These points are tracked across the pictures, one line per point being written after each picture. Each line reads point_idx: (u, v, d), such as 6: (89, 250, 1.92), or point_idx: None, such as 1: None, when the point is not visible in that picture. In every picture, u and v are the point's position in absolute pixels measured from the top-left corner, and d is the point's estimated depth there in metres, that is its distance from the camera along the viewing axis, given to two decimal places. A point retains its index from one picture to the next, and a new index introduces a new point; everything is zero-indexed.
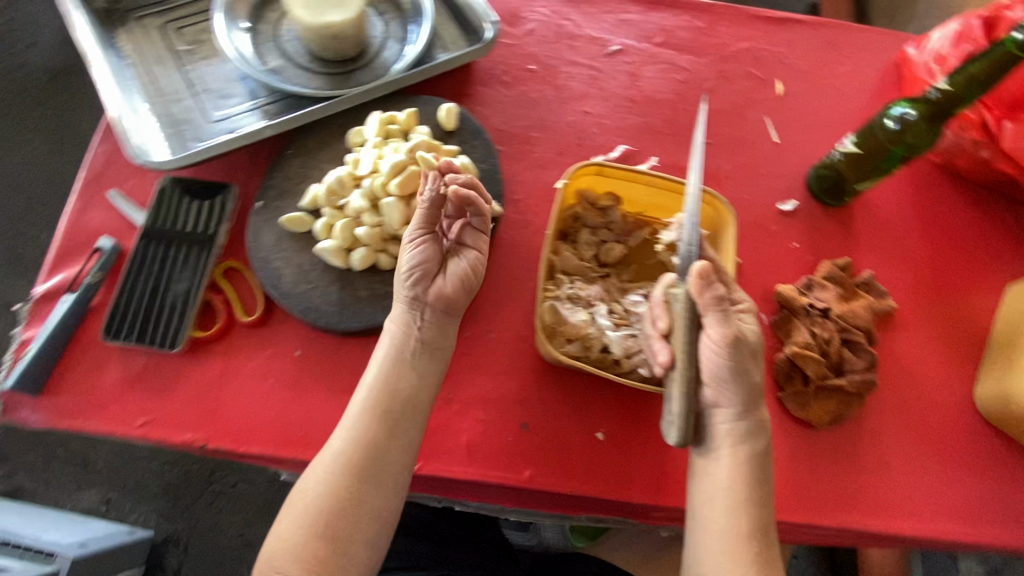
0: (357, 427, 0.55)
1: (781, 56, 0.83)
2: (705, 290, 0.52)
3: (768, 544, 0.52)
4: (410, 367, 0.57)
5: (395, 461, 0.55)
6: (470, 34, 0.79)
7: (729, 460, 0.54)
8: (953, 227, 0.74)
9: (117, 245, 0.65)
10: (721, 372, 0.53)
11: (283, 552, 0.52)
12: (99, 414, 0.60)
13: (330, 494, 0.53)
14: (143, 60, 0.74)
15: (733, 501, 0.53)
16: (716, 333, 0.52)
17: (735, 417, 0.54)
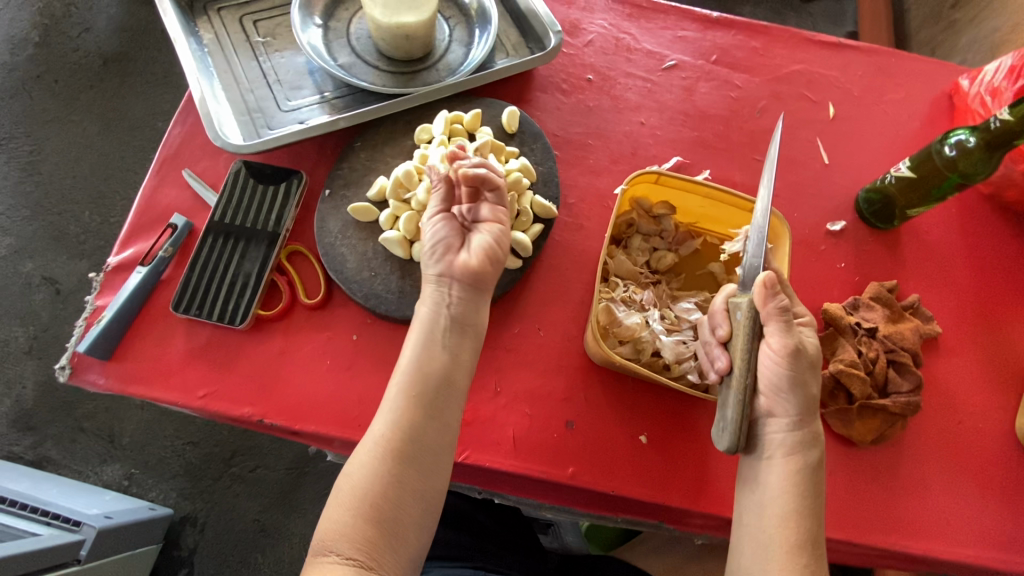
0: (394, 414, 0.54)
1: (833, 80, 0.84)
2: (773, 299, 0.52)
3: (818, 557, 0.52)
4: (447, 349, 0.56)
5: (434, 443, 0.54)
6: (532, 42, 0.81)
7: (782, 470, 0.54)
8: (1000, 257, 0.75)
9: (189, 223, 0.68)
10: (778, 381, 0.54)
11: (329, 537, 0.50)
12: (163, 384, 0.62)
13: (372, 480, 0.51)
14: (221, 50, 0.77)
15: (784, 511, 0.53)
16: (777, 343, 0.53)
17: (790, 428, 0.54)
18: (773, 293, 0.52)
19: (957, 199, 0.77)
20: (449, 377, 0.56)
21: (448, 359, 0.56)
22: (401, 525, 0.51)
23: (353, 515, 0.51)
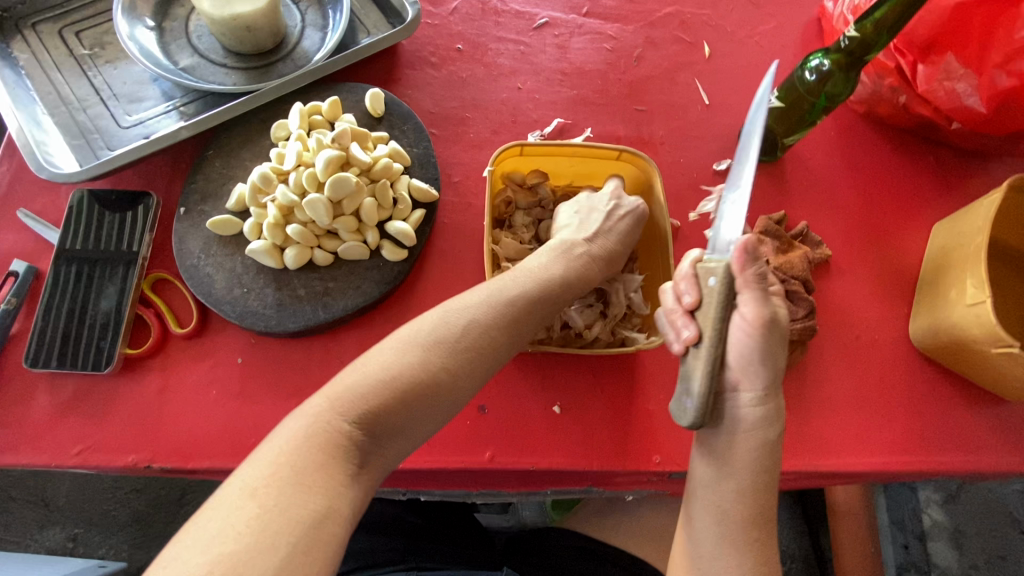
0: (443, 341, 0.46)
1: (706, 18, 0.84)
2: (751, 266, 0.49)
3: (768, 531, 0.51)
4: (511, 322, 0.50)
5: (463, 387, 0.46)
6: (392, 16, 0.76)
7: (746, 446, 0.51)
8: (881, 172, 0.77)
9: (32, 267, 0.61)
10: (749, 355, 0.49)
11: (325, 433, 0.39)
12: (30, 447, 0.56)
13: (399, 397, 0.42)
14: (41, 69, 0.69)
15: (743, 486, 0.50)
16: (750, 313, 0.49)
17: (755, 403, 0.50)
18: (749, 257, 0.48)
19: (834, 120, 0.79)
20: (519, 329, 0.50)
21: (528, 325, 0.51)
22: (387, 452, 0.43)
23: (338, 488, 0.38)
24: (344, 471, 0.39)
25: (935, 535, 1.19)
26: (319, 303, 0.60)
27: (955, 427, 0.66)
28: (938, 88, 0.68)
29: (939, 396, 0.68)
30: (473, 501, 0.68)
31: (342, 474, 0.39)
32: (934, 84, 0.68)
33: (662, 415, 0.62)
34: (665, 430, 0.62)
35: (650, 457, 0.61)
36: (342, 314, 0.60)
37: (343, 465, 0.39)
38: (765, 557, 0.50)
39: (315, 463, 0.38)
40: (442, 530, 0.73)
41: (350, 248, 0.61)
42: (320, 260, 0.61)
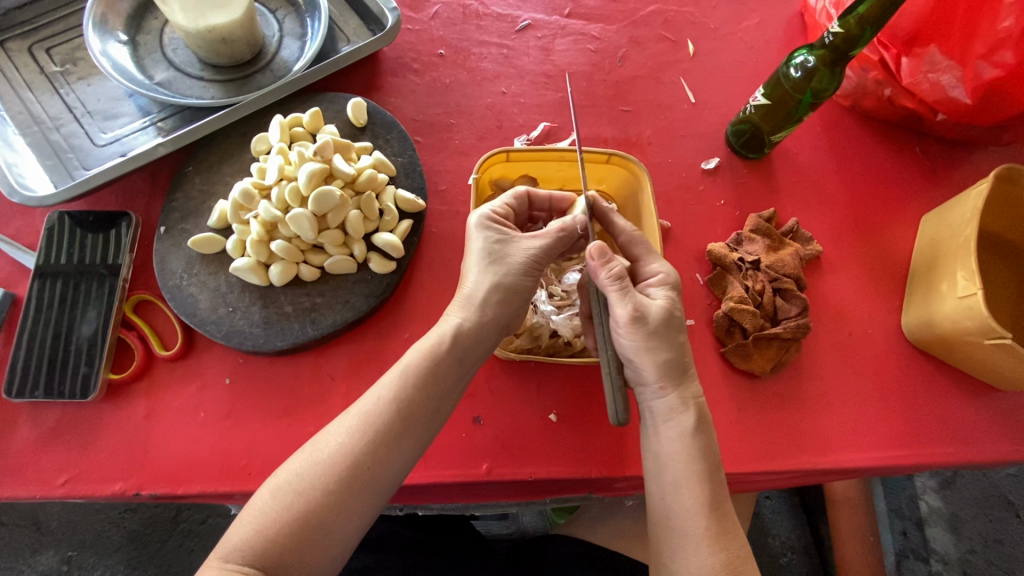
0: (363, 428, 0.48)
1: (689, 15, 0.83)
2: (603, 268, 0.52)
3: (722, 517, 0.49)
4: (442, 381, 0.52)
5: (397, 462, 0.49)
6: (372, 23, 0.75)
7: (668, 435, 0.52)
8: (868, 166, 0.77)
9: (8, 293, 0.59)
10: (632, 353, 0.52)
11: (241, 543, 0.44)
12: (11, 479, 0.54)
13: (308, 499, 0.45)
14: (11, 88, 0.67)
15: (679, 477, 0.50)
16: (620, 315, 0.51)
17: (661, 393, 0.53)
18: (601, 260, 0.52)
19: (820, 115, 0.79)
20: (438, 403, 0.51)
21: (452, 386, 0.52)
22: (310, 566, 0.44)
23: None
24: None
25: (932, 521, 1.21)
26: (307, 319, 0.59)
27: (950, 419, 0.66)
28: (923, 81, 0.68)
29: (933, 388, 0.68)
30: (471, 512, 0.67)
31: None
32: (919, 77, 0.68)
33: None
34: None
35: None
36: (332, 330, 0.59)
37: (251, 574, 0.42)
38: (723, 545, 0.48)
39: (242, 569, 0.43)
40: (442, 541, 0.72)
41: (337, 262, 0.60)
42: (306, 276, 0.60)
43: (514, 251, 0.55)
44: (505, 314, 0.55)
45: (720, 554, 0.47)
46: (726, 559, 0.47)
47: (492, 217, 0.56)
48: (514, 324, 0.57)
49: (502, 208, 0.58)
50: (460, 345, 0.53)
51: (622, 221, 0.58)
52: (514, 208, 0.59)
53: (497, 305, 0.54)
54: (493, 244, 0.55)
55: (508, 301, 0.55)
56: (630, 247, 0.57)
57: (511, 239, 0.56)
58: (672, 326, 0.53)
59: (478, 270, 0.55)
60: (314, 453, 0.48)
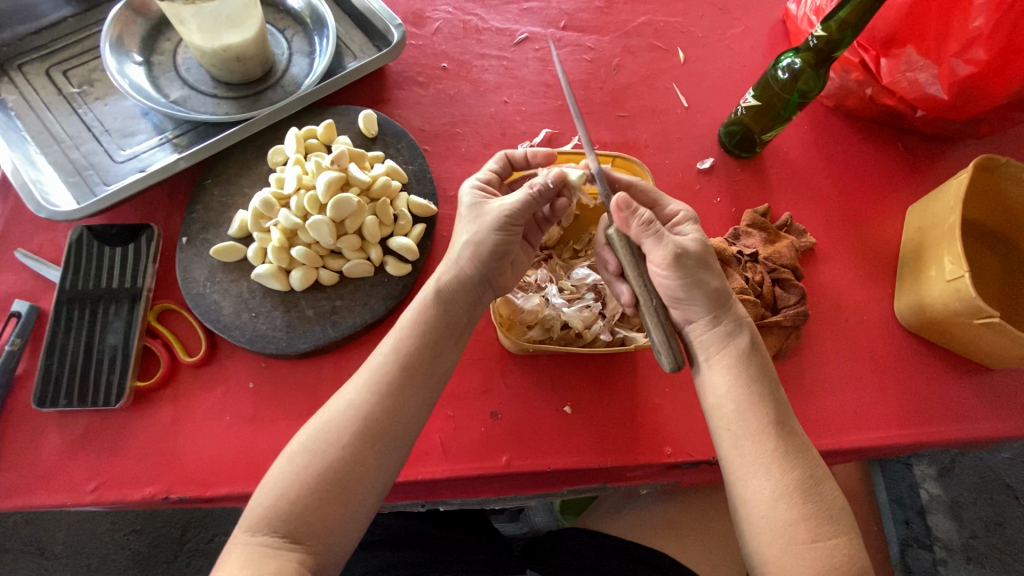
0: (368, 387, 0.51)
1: (678, 25, 0.87)
2: (631, 219, 0.54)
3: (786, 437, 0.51)
4: (439, 337, 0.54)
5: (405, 421, 0.51)
6: (377, 39, 0.78)
7: (721, 367, 0.55)
8: (854, 162, 0.81)
9: (34, 306, 0.61)
10: (677, 291, 0.55)
11: (262, 511, 0.45)
12: (42, 488, 0.55)
13: (325, 458, 0.47)
14: (30, 109, 0.69)
15: (737, 405, 0.53)
16: (659, 257, 0.53)
17: (709, 324, 0.56)
18: (627, 212, 0.54)
19: (806, 115, 0.83)
20: (435, 359, 0.53)
21: (447, 342, 0.54)
22: (332, 527, 0.46)
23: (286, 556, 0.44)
24: (280, 544, 0.44)
25: (934, 509, 1.23)
26: (328, 322, 0.61)
27: (946, 399, 0.69)
28: (902, 79, 0.73)
29: (928, 369, 0.71)
30: (490, 507, 0.69)
31: (273, 549, 0.44)
32: (898, 75, 0.73)
33: (669, 407, 0.64)
34: (672, 422, 0.64)
35: (661, 449, 0.63)
36: (352, 331, 0.61)
37: (277, 540, 0.44)
38: (790, 463, 0.50)
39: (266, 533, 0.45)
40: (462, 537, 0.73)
41: (355, 266, 0.62)
42: (326, 280, 0.62)
43: (491, 210, 0.57)
44: (482, 270, 0.56)
45: (791, 472, 0.50)
46: (797, 475, 0.50)
47: (476, 185, 0.60)
48: (498, 282, 0.58)
49: (487, 177, 0.61)
50: (451, 298, 0.55)
51: (625, 176, 0.62)
52: (500, 173, 0.63)
53: (473, 261, 0.56)
54: (471, 207, 0.58)
55: (484, 257, 0.56)
56: (644, 196, 0.61)
57: (487, 200, 0.58)
58: (708, 258, 0.55)
59: (460, 232, 0.58)
60: (326, 415, 0.50)
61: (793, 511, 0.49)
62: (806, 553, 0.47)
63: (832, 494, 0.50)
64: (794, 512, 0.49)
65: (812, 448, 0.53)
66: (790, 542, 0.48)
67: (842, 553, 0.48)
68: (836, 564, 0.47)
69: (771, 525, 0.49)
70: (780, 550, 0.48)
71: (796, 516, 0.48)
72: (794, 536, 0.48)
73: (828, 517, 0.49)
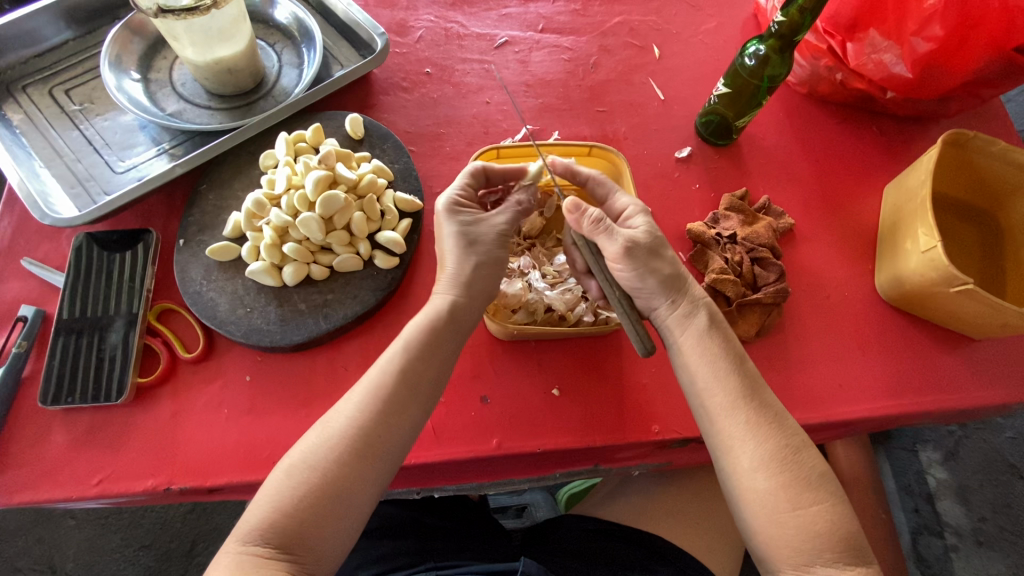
0: (364, 400, 0.52)
1: (652, 23, 0.91)
2: (582, 219, 0.56)
3: (757, 409, 0.52)
4: (434, 349, 0.55)
5: (400, 430, 0.52)
6: (363, 49, 0.82)
7: (688, 348, 0.56)
8: (830, 144, 0.83)
9: (40, 310, 0.64)
10: (634, 281, 0.57)
11: (256, 524, 0.47)
12: (49, 483, 0.58)
13: (322, 468, 0.49)
14: (35, 127, 0.73)
15: (706, 381, 0.54)
16: (613, 252, 0.55)
17: (670, 309, 0.57)
18: (578, 214, 0.56)
19: (780, 102, 0.85)
20: (434, 367, 0.55)
21: (450, 350, 0.57)
22: (326, 534, 0.48)
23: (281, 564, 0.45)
24: (273, 555, 0.46)
25: (942, 494, 1.22)
26: (320, 314, 0.63)
27: (931, 369, 0.70)
28: (868, 62, 0.76)
29: (911, 341, 0.72)
30: (485, 493, 0.70)
31: (266, 561, 0.45)
32: (864, 58, 0.76)
33: (655, 386, 0.66)
34: (658, 400, 0.65)
35: (649, 427, 0.64)
36: (343, 322, 0.63)
37: (271, 550, 0.46)
38: (762, 434, 0.51)
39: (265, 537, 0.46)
40: (460, 528, 0.74)
41: (344, 260, 0.64)
42: (317, 275, 0.64)
43: (484, 226, 0.60)
44: (484, 282, 0.58)
45: (765, 443, 0.51)
46: (773, 446, 0.51)
47: (455, 201, 0.60)
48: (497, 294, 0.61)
49: (462, 190, 0.62)
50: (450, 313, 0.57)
51: (585, 170, 0.63)
52: (472, 185, 0.63)
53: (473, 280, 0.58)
54: (456, 232, 0.59)
55: (480, 275, 0.58)
56: (598, 188, 0.63)
57: (481, 221, 0.60)
58: (659, 246, 0.57)
59: (448, 248, 0.59)
60: (323, 429, 0.52)
61: (772, 481, 0.50)
62: (790, 521, 0.49)
63: (811, 461, 0.51)
64: (775, 482, 0.50)
65: (787, 417, 0.54)
66: (773, 511, 0.49)
67: (825, 518, 0.49)
68: (820, 530, 0.48)
69: (754, 496, 0.50)
70: (767, 521, 0.49)
71: (775, 486, 0.50)
72: (776, 506, 0.49)
73: (809, 484, 0.50)
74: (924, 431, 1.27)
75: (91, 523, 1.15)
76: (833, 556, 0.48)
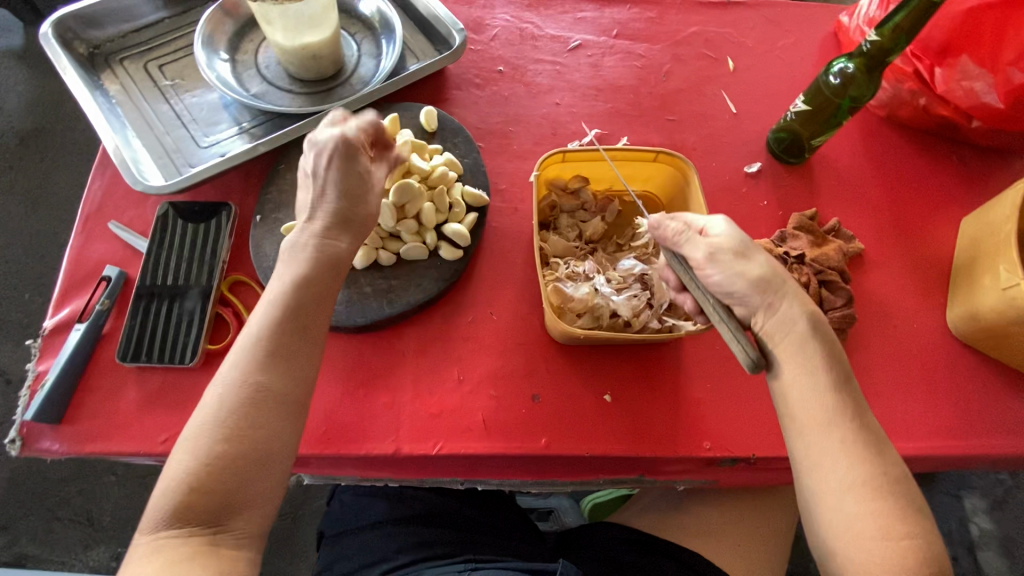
0: (248, 362, 0.49)
1: (728, 36, 0.90)
2: (665, 233, 0.57)
3: (857, 431, 0.52)
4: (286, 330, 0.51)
5: (294, 386, 0.51)
6: (440, 44, 0.83)
7: (790, 354, 0.54)
8: (906, 171, 0.80)
9: (123, 272, 0.67)
10: (730, 282, 0.54)
11: (165, 510, 0.45)
12: (119, 436, 0.60)
13: (226, 436, 0.47)
14: (130, 98, 0.77)
15: (804, 394, 0.53)
16: (699, 257, 0.54)
17: (769, 313, 0.54)
18: (660, 227, 0.57)
19: (857, 124, 0.83)
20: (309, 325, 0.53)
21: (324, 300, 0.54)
22: (246, 504, 0.47)
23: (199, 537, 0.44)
24: (200, 534, 0.45)
25: (984, 544, 1.17)
26: (384, 299, 0.65)
27: (1000, 412, 0.68)
28: (957, 88, 0.74)
29: (981, 381, 0.69)
30: (526, 492, 0.70)
31: (185, 539, 0.44)
32: (953, 85, 0.74)
33: (710, 402, 0.65)
34: (713, 418, 0.64)
35: (701, 443, 0.63)
36: (406, 309, 0.65)
37: (195, 530, 0.45)
38: (858, 453, 0.51)
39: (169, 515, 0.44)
40: (495, 524, 0.74)
41: (411, 248, 0.66)
42: (385, 260, 0.66)
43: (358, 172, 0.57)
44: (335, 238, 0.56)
45: (861, 466, 0.51)
46: (868, 469, 0.51)
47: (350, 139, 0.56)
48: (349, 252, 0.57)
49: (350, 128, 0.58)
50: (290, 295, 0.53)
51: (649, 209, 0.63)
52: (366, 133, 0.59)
53: (308, 258, 0.54)
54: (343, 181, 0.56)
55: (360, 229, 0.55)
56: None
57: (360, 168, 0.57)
58: (749, 249, 0.55)
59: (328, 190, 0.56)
60: (212, 399, 0.48)
61: (862, 506, 0.50)
62: (876, 549, 0.49)
63: (906, 493, 0.51)
64: (865, 505, 0.50)
65: (889, 446, 0.53)
66: (859, 536, 0.49)
67: (915, 553, 0.49)
68: (909, 564, 0.48)
69: (838, 516, 0.50)
70: (851, 545, 0.49)
71: (866, 510, 0.50)
72: (864, 531, 0.49)
73: (903, 515, 0.50)
74: (971, 477, 1.22)
75: (131, 481, 1.20)
76: None
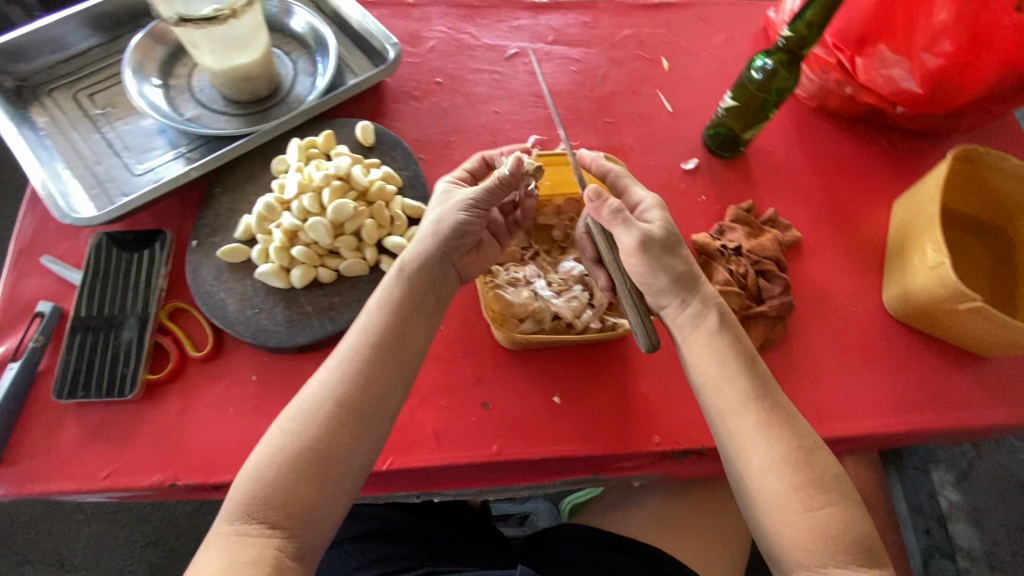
0: (337, 381, 0.52)
1: (662, 36, 0.92)
2: (602, 207, 0.57)
3: (766, 409, 0.53)
4: (408, 315, 0.55)
5: (381, 403, 0.52)
6: (375, 58, 0.84)
7: (698, 344, 0.57)
8: (839, 158, 0.83)
9: (56, 307, 0.66)
10: (645, 275, 0.58)
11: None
12: (58, 475, 0.59)
13: (271, 484, 0.47)
14: (59, 130, 0.76)
15: (716, 380, 0.55)
16: (627, 244, 0.57)
17: (681, 307, 0.59)
18: (598, 202, 0.57)
19: (789, 115, 0.85)
20: (409, 334, 0.55)
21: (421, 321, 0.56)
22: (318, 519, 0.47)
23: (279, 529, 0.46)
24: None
25: (954, 516, 1.19)
26: (326, 317, 0.65)
27: (938, 386, 0.70)
28: (877, 76, 0.77)
29: (919, 358, 0.71)
30: (484, 499, 0.70)
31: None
32: (873, 73, 0.77)
33: (657, 397, 0.66)
34: (660, 413, 0.65)
35: (650, 438, 0.64)
36: (350, 326, 0.64)
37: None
38: (772, 432, 0.53)
39: (247, 513, 0.46)
40: (458, 534, 0.74)
41: (351, 264, 0.66)
42: (324, 278, 0.66)
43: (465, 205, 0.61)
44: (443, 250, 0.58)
45: (777, 444, 0.52)
46: (783, 445, 0.52)
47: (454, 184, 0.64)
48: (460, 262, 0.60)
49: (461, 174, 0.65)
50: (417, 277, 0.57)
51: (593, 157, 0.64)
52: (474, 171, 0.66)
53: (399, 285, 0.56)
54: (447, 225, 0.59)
55: (446, 235, 0.58)
56: (617, 181, 0.64)
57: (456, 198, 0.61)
58: (675, 243, 0.58)
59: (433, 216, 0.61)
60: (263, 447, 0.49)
61: (782, 481, 0.51)
62: (801, 523, 0.50)
63: (825, 462, 0.52)
64: (785, 482, 0.51)
65: (800, 417, 0.54)
66: (783, 511, 0.50)
67: (838, 521, 0.50)
68: (834, 532, 0.49)
69: (764, 496, 0.51)
70: (778, 522, 0.50)
71: (788, 485, 0.51)
72: (787, 506, 0.50)
73: (820, 487, 0.51)
74: (937, 451, 1.24)
75: (99, 519, 1.16)
76: (846, 557, 0.49)
